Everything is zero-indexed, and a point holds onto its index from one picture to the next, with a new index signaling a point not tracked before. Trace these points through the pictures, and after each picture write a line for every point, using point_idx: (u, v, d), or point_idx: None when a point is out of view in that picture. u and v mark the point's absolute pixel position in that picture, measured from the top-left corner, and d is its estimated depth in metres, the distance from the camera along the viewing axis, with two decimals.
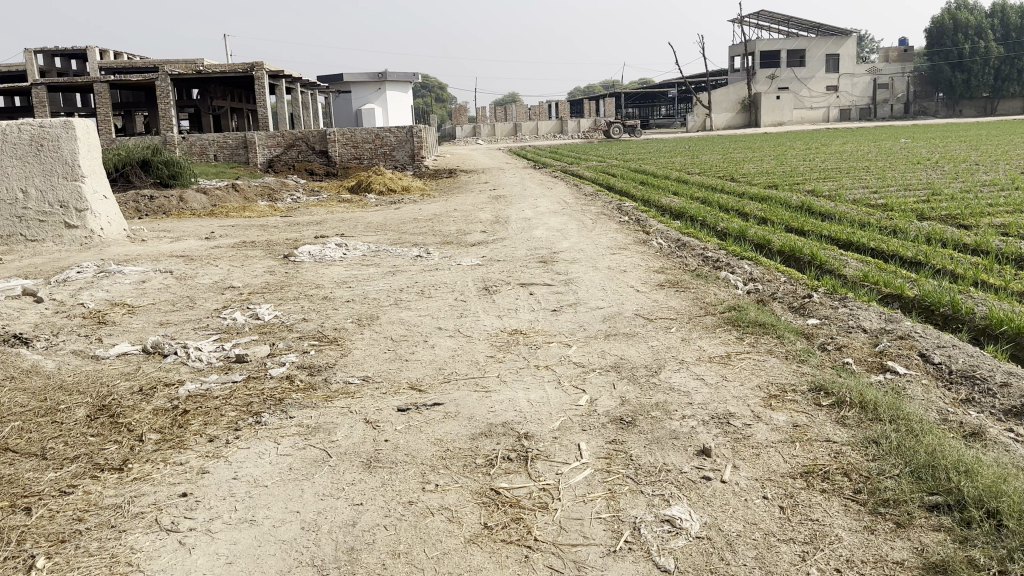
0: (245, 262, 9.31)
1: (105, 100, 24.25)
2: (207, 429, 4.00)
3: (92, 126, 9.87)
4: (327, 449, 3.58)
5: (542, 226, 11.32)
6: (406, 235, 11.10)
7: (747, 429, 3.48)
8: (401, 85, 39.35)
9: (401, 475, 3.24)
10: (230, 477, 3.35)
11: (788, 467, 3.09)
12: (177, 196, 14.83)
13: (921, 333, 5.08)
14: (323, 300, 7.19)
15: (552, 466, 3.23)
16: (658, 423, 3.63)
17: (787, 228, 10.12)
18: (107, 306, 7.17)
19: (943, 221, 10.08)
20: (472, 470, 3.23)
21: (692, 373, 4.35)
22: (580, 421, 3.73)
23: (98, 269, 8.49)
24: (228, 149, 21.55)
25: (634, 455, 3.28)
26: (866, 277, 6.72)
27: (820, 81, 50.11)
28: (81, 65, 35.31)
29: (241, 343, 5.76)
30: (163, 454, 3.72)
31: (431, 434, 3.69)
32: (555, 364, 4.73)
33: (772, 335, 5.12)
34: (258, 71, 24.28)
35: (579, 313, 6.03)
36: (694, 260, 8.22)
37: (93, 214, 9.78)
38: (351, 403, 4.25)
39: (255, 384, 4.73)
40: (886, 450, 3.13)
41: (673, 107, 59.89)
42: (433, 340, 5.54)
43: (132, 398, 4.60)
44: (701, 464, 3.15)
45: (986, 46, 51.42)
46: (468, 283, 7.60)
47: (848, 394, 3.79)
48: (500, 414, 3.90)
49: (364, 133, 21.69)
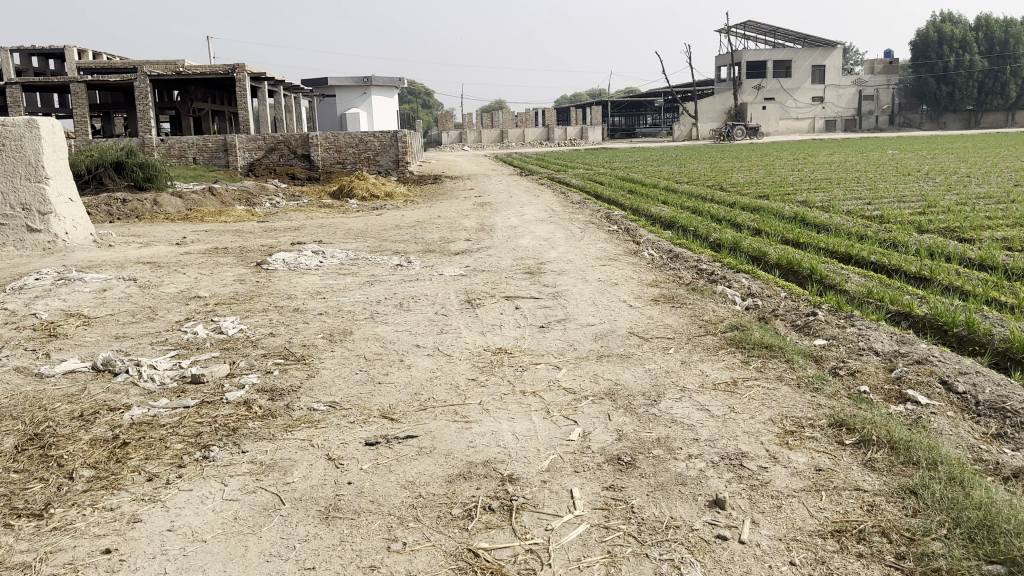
0: (215, 269, 8.80)
1: (81, 100, 23.58)
2: (146, 466, 3.51)
3: (58, 125, 9.41)
4: (280, 494, 3.11)
5: (529, 235, 10.84)
6: (386, 243, 10.61)
7: (764, 475, 3.04)
8: (385, 90, 38.77)
9: (365, 529, 2.77)
10: (164, 529, 2.88)
11: (815, 523, 2.65)
12: (151, 200, 14.28)
13: (940, 358, 4.65)
14: (294, 312, 6.71)
15: (541, 519, 2.77)
16: (661, 464, 3.18)
17: (783, 240, 9.71)
18: (62, 317, 6.65)
19: (943, 234, 9.71)
20: (446, 524, 2.77)
21: (696, 403, 3.91)
22: (573, 460, 3.27)
23: (58, 276, 7.95)
24: (207, 151, 20.96)
25: (635, 506, 2.83)
26: (871, 293, 6.31)
27: (805, 91, 50.03)
28: (59, 65, 34.55)
29: (201, 361, 5.26)
30: (92, 496, 3.22)
31: (401, 475, 3.22)
32: (543, 390, 4.27)
33: (780, 359, 4.69)
34: (239, 72, 23.65)
35: (568, 330, 5.57)
36: (689, 273, 7.79)
37: (57, 217, 9.26)
38: (312, 435, 3.78)
39: (209, 410, 4.25)
40: (929, 503, 2.70)
41: (659, 116, 59.86)
42: (410, 359, 5.07)
43: (70, 426, 4.10)
44: (714, 519, 2.71)
45: (971, 59, 51.17)
46: (451, 295, 7.15)
47: (875, 432, 3.35)
48: (483, 450, 3.44)
49: (348, 137, 21.24)
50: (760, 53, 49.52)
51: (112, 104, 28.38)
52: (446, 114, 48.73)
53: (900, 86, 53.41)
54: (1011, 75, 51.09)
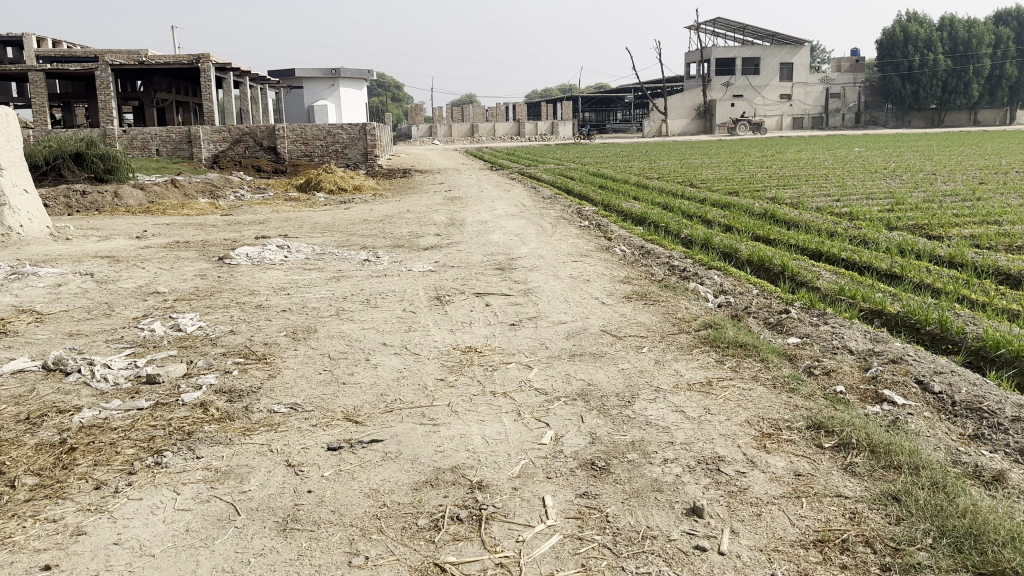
0: (175, 264, 8.51)
1: (39, 89, 22.90)
2: (95, 472, 3.31)
3: (12, 116, 9.11)
4: (235, 504, 2.94)
5: (499, 230, 10.70)
6: (354, 237, 10.39)
7: (742, 480, 2.94)
8: (354, 82, 38.30)
9: (325, 542, 2.62)
10: (110, 543, 2.70)
11: (797, 533, 2.56)
12: (111, 192, 13.86)
13: (915, 357, 4.60)
14: (256, 309, 6.49)
15: (511, 530, 2.64)
16: (637, 469, 3.07)
17: (753, 237, 9.66)
18: (13, 313, 6.36)
19: (912, 231, 9.77)
20: (412, 536, 2.63)
21: (670, 404, 3.81)
22: (545, 465, 3.15)
23: (10, 271, 7.63)
24: (171, 143, 20.49)
25: (610, 514, 2.71)
26: (843, 290, 6.28)
27: (773, 89, 50.45)
28: (18, 55, 33.61)
29: (158, 359, 5.04)
30: (35, 506, 3.02)
31: (365, 482, 3.07)
32: (513, 391, 4.13)
33: (755, 358, 4.61)
34: (203, 63, 23.10)
35: (539, 329, 5.43)
36: (661, 269, 7.72)
37: (12, 209, 8.92)
38: (273, 439, 3.60)
39: (163, 412, 4.05)
40: (913, 511, 2.63)
41: (630, 112, 60.12)
42: (376, 358, 4.91)
43: (14, 429, 3.87)
44: (692, 529, 2.60)
45: (935, 58, 51.85)
46: (419, 291, 6.98)
47: (854, 434, 3.27)
48: (451, 455, 3.29)
49: (315, 129, 20.89)
50: (729, 50, 49.81)
51: (73, 94, 27.67)
52: (416, 107, 48.30)
53: (865, 84, 54.09)
54: (974, 75, 51.85)
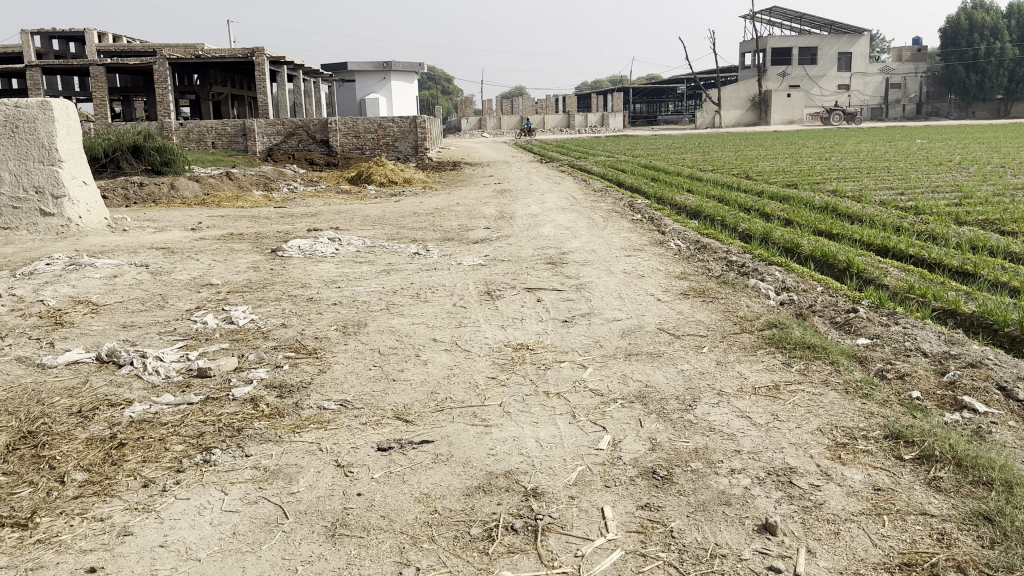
0: (228, 256, 8.56)
1: (100, 83, 23.42)
2: (143, 469, 3.27)
3: (73, 109, 9.22)
4: (283, 506, 2.85)
5: (549, 223, 10.52)
6: (404, 230, 10.34)
7: (817, 494, 2.74)
8: (405, 75, 38.47)
9: (374, 549, 2.51)
10: (156, 545, 2.63)
11: (880, 555, 2.36)
12: (167, 184, 14.08)
13: (996, 361, 4.30)
14: (308, 301, 6.46)
15: (569, 543, 2.50)
16: (702, 480, 2.89)
17: (815, 232, 9.31)
18: (70, 304, 6.43)
19: (983, 226, 9.30)
20: (464, 546, 2.50)
21: (734, 410, 3.61)
22: (603, 473, 2.99)
23: (69, 261, 7.76)
24: (226, 136, 20.81)
25: (675, 529, 2.54)
26: (913, 289, 5.96)
27: (831, 79, 49.25)
28: (80, 49, 34.47)
29: (209, 353, 5.02)
30: (82, 504, 2.98)
31: (416, 486, 2.95)
32: (568, 391, 3.98)
33: (823, 360, 4.36)
34: (258, 56, 23.36)
35: (593, 326, 5.26)
36: (718, 265, 7.45)
37: (71, 201, 9.04)
38: (322, 438, 3.51)
39: (213, 407, 4.00)
40: (1009, 535, 2.40)
41: (681, 103, 59.25)
42: (426, 354, 4.80)
43: (66, 423, 3.86)
44: (765, 547, 2.42)
45: (1002, 47, 50.00)
46: (470, 285, 6.87)
47: (937, 446, 3.03)
48: (504, 460, 3.16)
49: (367, 123, 20.94)
50: (785, 39, 48.78)
51: (133, 88, 28.25)
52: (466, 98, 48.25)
53: (929, 73, 52.28)
54: None
